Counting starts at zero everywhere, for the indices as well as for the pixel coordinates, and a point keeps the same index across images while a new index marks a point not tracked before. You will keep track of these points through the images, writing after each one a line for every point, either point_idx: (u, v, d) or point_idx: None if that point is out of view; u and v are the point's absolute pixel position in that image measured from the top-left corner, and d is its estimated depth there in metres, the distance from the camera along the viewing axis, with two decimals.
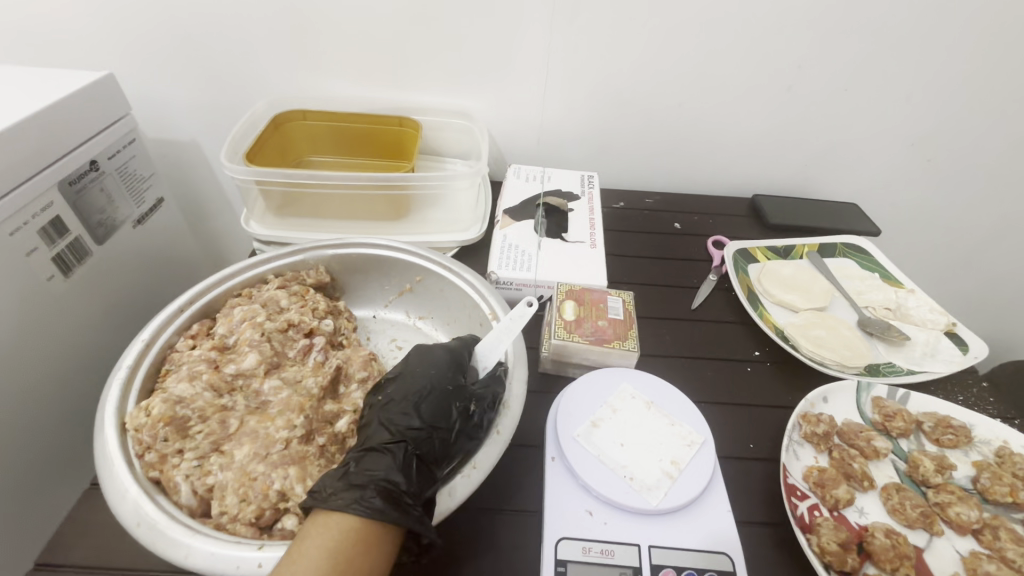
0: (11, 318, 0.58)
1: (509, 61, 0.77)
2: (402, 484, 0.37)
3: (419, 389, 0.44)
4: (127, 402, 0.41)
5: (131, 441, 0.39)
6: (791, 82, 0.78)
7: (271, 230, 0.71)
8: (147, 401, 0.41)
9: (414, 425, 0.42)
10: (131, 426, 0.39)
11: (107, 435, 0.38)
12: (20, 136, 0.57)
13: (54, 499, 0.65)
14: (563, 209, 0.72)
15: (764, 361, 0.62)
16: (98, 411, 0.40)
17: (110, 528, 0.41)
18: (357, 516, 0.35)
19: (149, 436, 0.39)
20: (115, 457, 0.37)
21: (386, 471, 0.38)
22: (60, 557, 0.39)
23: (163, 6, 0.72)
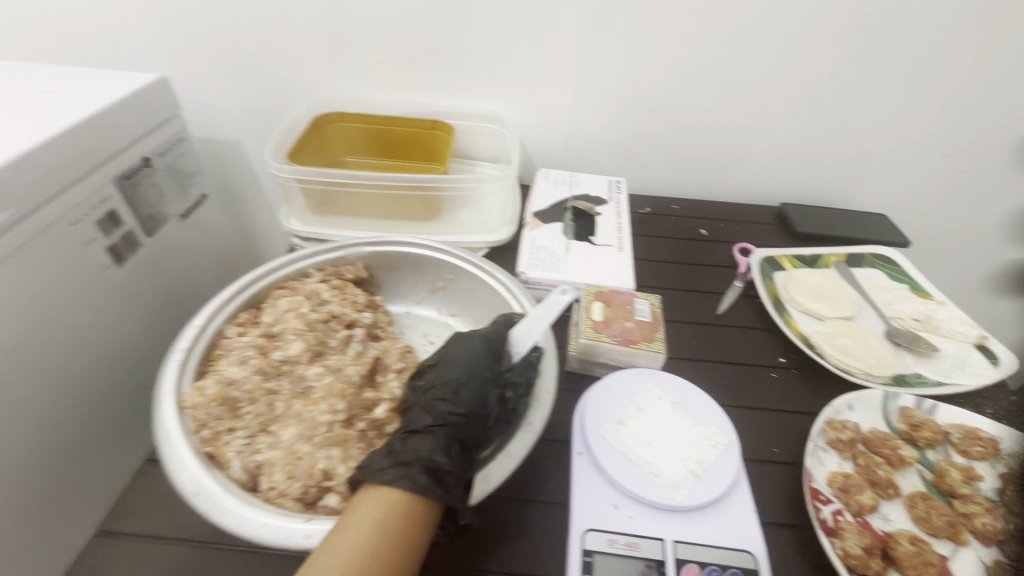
0: (70, 303, 0.62)
1: (541, 67, 0.79)
2: (444, 466, 0.39)
3: (459, 376, 0.46)
4: (183, 381, 0.44)
5: (187, 418, 0.42)
6: (820, 91, 0.78)
7: (309, 227, 0.74)
8: (202, 382, 0.44)
9: (453, 411, 0.43)
10: (188, 404, 0.42)
11: (166, 411, 0.41)
12: (84, 133, 0.61)
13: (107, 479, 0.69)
14: (591, 213, 0.73)
15: (790, 367, 0.62)
16: (156, 388, 0.43)
17: (168, 502, 0.44)
18: (402, 491, 0.37)
19: (204, 413, 0.42)
20: (174, 432, 0.40)
21: (430, 451, 0.40)
22: (121, 525, 0.43)
23: (215, 12, 0.76)
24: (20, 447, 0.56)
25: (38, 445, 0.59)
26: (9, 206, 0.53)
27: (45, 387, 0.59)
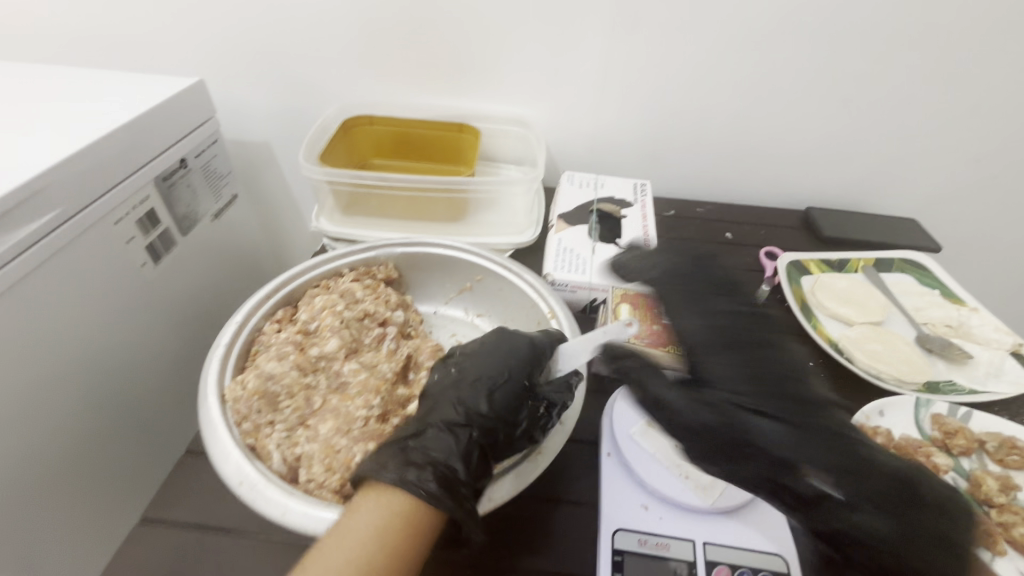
0: (111, 300, 0.64)
1: (566, 70, 0.80)
2: (460, 473, 0.39)
3: (492, 376, 0.46)
4: (226, 375, 0.46)
5: (229, 411, 0.43)
6: (848, 95, 0.78)
7: (338, 227, 0.75)
8: (242, 376, 0.45)
9: (481, 412, 0.44)
10: (230, 397, 0.43)
11: (210, 404, 0.43)
12: (127, 135, 0.64)
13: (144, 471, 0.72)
14: (616, 216, 0.73)
15: (818, 372, 0.62)
16: (201, 382, 0.45)
17: (208, 493, 0.46)
18: (412, 497, 0.37)
19: (245, 406, 0.43)
20: (218, 424, 0.42)
21: (447, 455, 0.40)
22: (164, 514, 0.44)
23: (249, 19, 0.79)
24: (62, 437, 0.59)
25: (80, 435, 0.61)
26: (55, 206, 0.56)
27: (87, 379, 0.61)
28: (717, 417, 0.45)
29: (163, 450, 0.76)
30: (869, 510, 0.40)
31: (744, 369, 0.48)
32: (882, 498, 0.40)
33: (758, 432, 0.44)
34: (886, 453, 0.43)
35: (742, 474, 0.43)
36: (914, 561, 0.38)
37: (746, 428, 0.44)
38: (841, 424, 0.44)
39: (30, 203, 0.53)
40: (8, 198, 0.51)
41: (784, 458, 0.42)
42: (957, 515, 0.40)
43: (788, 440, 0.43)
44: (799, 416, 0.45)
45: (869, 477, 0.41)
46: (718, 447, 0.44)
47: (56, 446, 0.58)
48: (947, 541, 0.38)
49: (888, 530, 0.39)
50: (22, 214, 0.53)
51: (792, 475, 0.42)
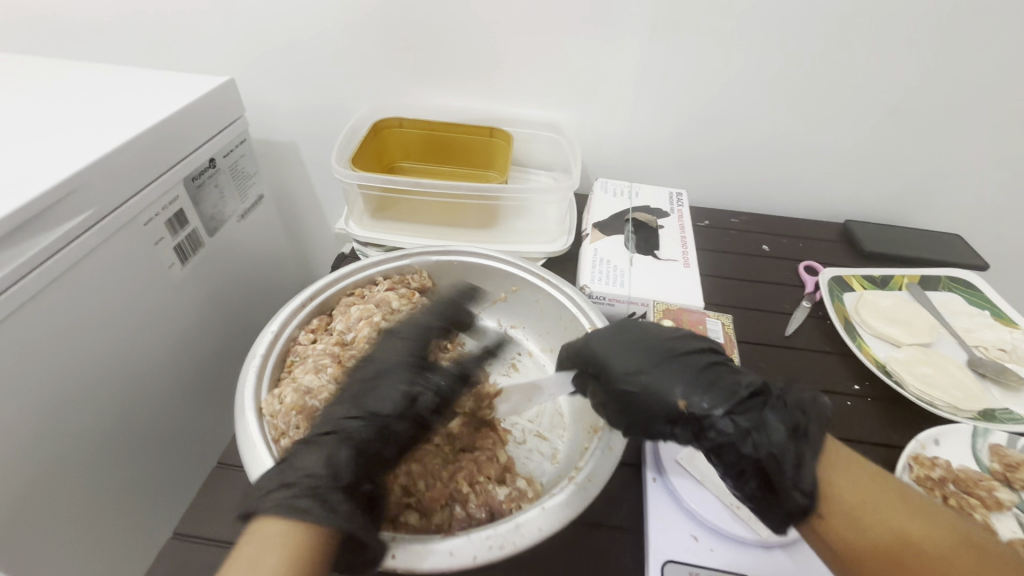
0: (139, 301, 0.63)
1: (601, 75, 0.78)
2: (331, 481, 0.38)
3: (369, 386, 0.44)
4: (262, 388, 0.45)
5: (267, 425, 0.43)
6: (894, 105, 0.75)
7: (368, 232, 0.74)
8: (279, 390, 0.45)
9: (356, 420, 0.42)
10: (268, 411, 0.43)
11: (248, 418, 0.42)
12: (159, 135, 0.63)
13: (169, 476, 0.72)
14: (652, 226, 0.71)
15: (865, 396, 0.59)
16: (238, 395, 0.45)
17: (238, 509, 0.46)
18: (292, 515, 0.35)
19: (283, 422, 0.43)
20: (256, 438, 0.41)
21: (317, 465, 0.38)
22: (198, 530, 0.44)
23: (281, 17, 0.77)
24: (86, 439, 0.58)
25: (103, 438, 0.60)
26: (87, 208, 0.55)
27: (111, 382, 0.60)
28: (609, 378, 0.47)
29: (192, 455, 0.76)
30: (744, 420, 0.42)
31: (622, 331, 0.49)
32: (746, 409, 0.42)
33: (649, 376, 0.45)
34: (745, 373, 0.46)
35: (646, 417, 0.44)
36: (780, 453, 0.40)
37: (642, 383, 0.45)
38: (713, 358, 0.47)
39: (62, 205, 0.52)
40: (41, 201, 0.50)
41: (668, 397, 0.43)
42: (809, 412, 0.43)
43: (664, 376, 0.44)
44: (672, 354, 0.46)
45: (733, 393, 0.43)
46: (624, 401, 0.45)
47: (82, 451, 0.57)
48: (799, 428, 0.42)
49: (759, 429, 0.41)
50: (53, 216, 0.52)
51: (675, 407, 0.43)
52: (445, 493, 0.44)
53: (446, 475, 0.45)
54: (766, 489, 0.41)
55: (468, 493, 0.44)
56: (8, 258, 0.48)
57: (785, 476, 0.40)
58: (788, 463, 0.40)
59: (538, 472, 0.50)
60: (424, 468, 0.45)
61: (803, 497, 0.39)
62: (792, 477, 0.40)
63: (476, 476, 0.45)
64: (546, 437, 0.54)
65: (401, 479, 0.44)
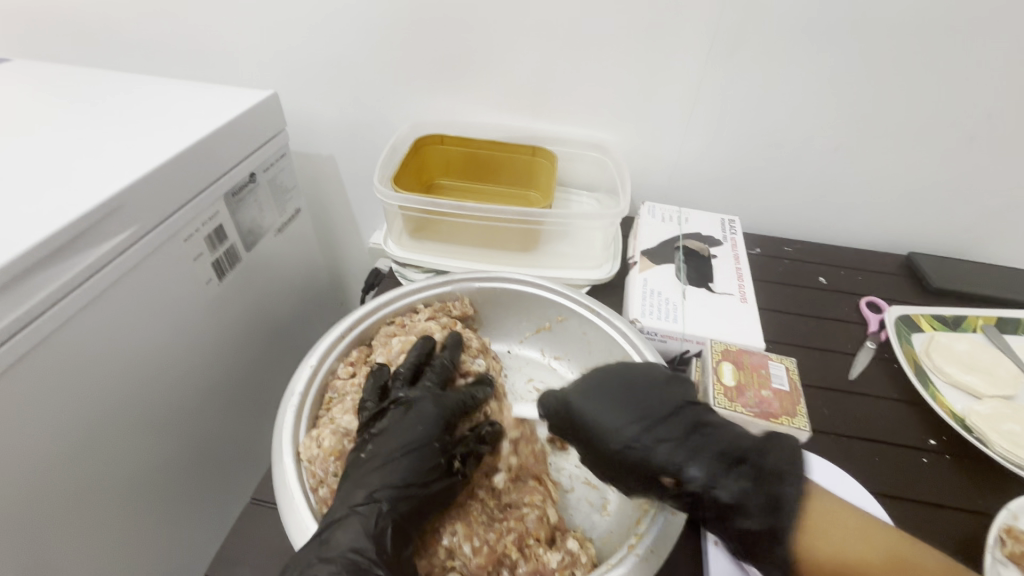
0: (175, 320, 0.62)
1: (652, 96, 0.75)
2: (371, 554, 0.38)
3: (402, 445, 0.44)
4: (299, 430, 0.47)
5: (305, 471, 0.44)
6: (972, 133, 0.70)
7: (407, 253, 0.72)
8: (317, 433, 0.46)
9: (390, 484, 0.42)
10: (306, 456, 0.44)
11: (287, 465, 0.44)
12: (203, 150, 0.62)
13: (203, 493, 0.72)
14: (704, 255, 0.67)
15: (943, 453, 0.54)
16: (276, 437, 0.46)
17: (272, 551, 0.46)
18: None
19: (321, 469, 0.44)
20: (295, 487, 0.43)
21: (355, 539, 0.39)
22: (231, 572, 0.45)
23: (327, 32, 0.77)
24: (116, 459, 0.57)
25: (131, 458, 0.59)
26: (129, 224, 0.54)
27: (140, 403, 0.59)
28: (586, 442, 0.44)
29: (221, 474, 0.75)
30: (724, 491, 0.39)
31: (607, 389, 0.45)
32: (718, 482, 0.40)
33: (625, 440, 0.42)
34: (727, 431, 0.42)
35: (635, 481, 0.43)
36: (757, 528, 0.38)
37: (616, 450, 0.43)
38: (693, 412, 0.43)
39: (105, 223, 0.52)
40: (85, 219, 0.49)
41: (644, 470, 0.42)
42: (788, 477, 0.39)
43: (637, 448, 0.42)
44: (650, 418, 0.43)
45: (709, 465, 0.40)
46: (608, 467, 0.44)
47: (116, 471, 0.57)
48: (775, 503, 0.38)
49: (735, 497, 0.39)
50: (97, 234, 0.51)
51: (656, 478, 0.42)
52: (493, 558, 0.41)
53: (494, 536, 0.43)
54: (744, 552, 0.40)
55: (517, 560, 0.42)
56: (49, 280, 0.47)
57: (766, 551, 0.38)
58: (765, 542, 0.38)
59: (588, 525, 0.49)
60: (470, 529, 0.43)
61: (782, 567, 0.38)
62: (768, 553, 0.38)
63: (525, 537, 0.43)
64: (595, 484, 0.52)
65: (446, 542, 0.43)
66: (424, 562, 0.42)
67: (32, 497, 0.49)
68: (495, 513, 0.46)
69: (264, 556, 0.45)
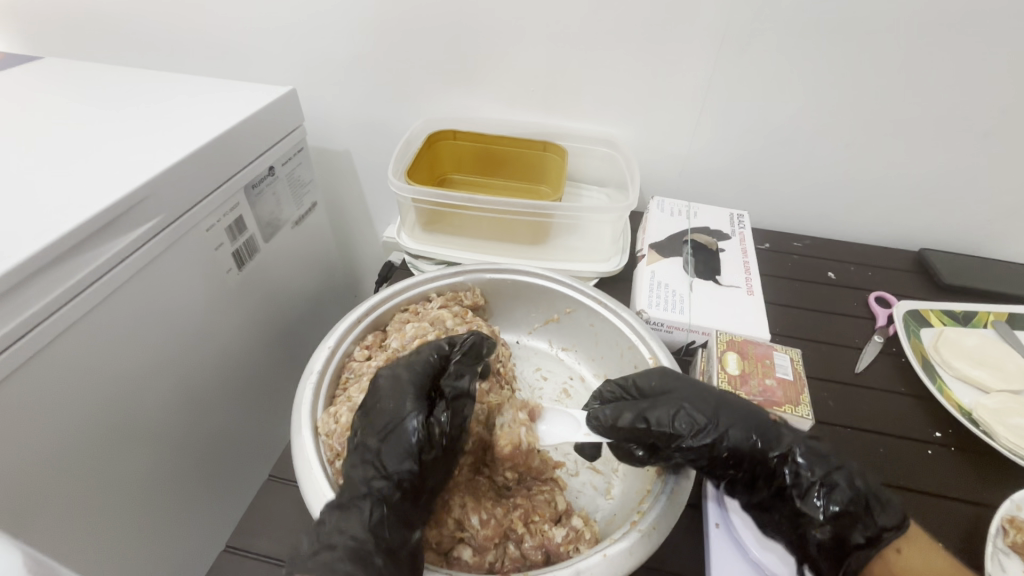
0: (197, 309, 0.65)
1: (662, 92, 0.76)
2: (370, 544, 0.38)
3: (386, 425, 0.43)
4: (317, 407, 0.49)
5: (322, 445, 0.46)
6: (984, 129, 0.70)
7: (421, 245, 0.74)
8: (335, 409, 0.48)
9: (380, 474, 0.42)
10: (324, 431, 0.46)
11: (306, 438, 0.46)
12: (224, 144, 0.64)
13: (219, 479, 0.74)
14: (712, 249, 0.68)
15: (948, 446, 0.55)
16: (296, 413, 0.48)
17: (288, 524, 0.48)
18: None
19: (339, 443, 0.46)
20: (312, 459, 0.45)
21: (358, 529, 0.39)
22: (250, 542, 0.47)
23: (345, 31, 0.79)
24: (139, 439, 0.60)
25: (153, 439, 0.62)
26: (151, 218, 0.56)
27: (163, 386, 0.62)
28: (673, 399, 0.46)
29: (238, 460, 0.78)
30: (831, 467, 0.43)
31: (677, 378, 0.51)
32: (823, 458, 0.44)
33: (723, 398, 0.46)
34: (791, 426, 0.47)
35: (743, 426, 0.45)
36: (856, 508, 0.42)
37: (717, 408, 0.45)
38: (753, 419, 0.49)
39: (127, 216, 0.54)
40: (108, 212, 0.51)
41: (743, 433, 0.44)
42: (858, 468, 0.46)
43: (740, 412, 0.45)
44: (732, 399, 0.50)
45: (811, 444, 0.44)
46: (711, 409, 0.45)
47: (137, 456, 0.60)
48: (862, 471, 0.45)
49: (842, 476, 0.43)
50: (122, 225, 0.54)
51: (756, 445, 0.44)
52: (499, 531, 0.43)
53: (501, 511, 0.45)
54: (862, 508, 0.41)
55: (523, 534, 0.44)
56: (78, 268, 0.50)
57: (875, 509, 0.42)
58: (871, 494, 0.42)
59: (592, 507, 0.50)
60: (478, 503, 0.45)
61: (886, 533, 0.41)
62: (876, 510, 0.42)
63: (531, 515, 0.45)
64: (599, 469, 0.53)
65: (455, 515, 0.44)
66: (434, 532, 0.44)
67: (66, 470, 0.51)
68: (502, 492, 0.48)
69: (282, 530, 0.48)
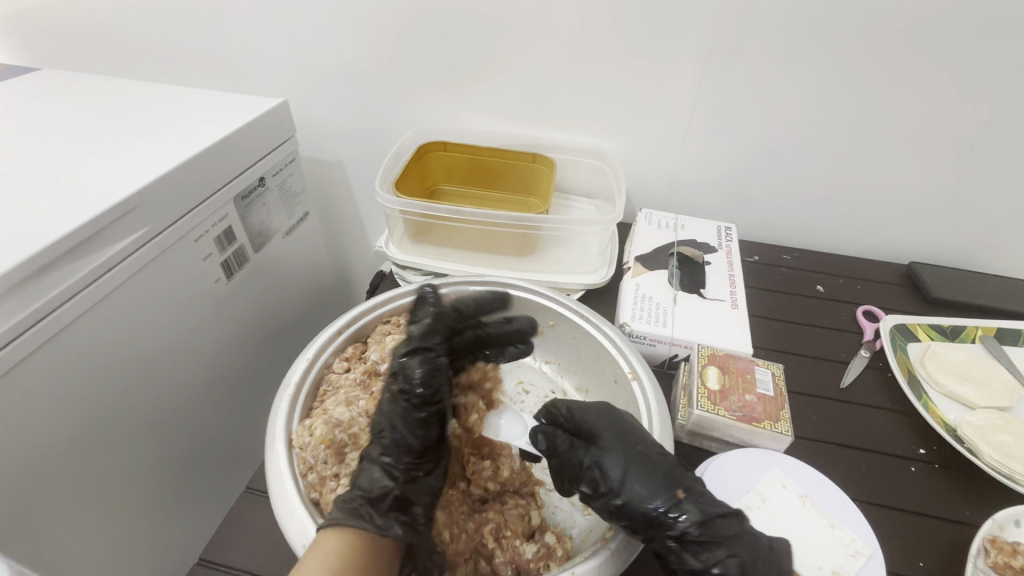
0: (188, 314, 0.66)
1: (649, 105, 0.76)
2: (366, 500, 0.42)
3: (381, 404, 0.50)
4: (293, 419, 0.49)
5: (295, 458, 0.46)
6: (972, 142, 0.70)
7: (408, 256, 0.75)
8: (310, 422, 0.48)
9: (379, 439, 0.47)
10: (298, 443, 0.46)
11: (279, 451, 0.46)
12: (214, 156, 0.65)
13: (205, 485, 0.74)
14: (698, 262, 0.68)
15: (932, 463, 0.54)
16: (270, 424, 0.48)
17: (261, 537, 0.48)
18: (353, 529, 0.40)
19: (312, 456, 0.46)
20: (284, 472, 0.45)
21: (364, 485, 0.44)
22: (221, 556, 0.47)
23: (337, 44, 0.80)
24: (127, 441, 0.60)
25: (141, 442, 0.62)
26: (143, 226, 0.57)
27: (152, 388, 0.62)
28: (595, 449, 0.45)
29: (223, 465, 0.78)
30: (722, 550, 0.39)
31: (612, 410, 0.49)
32: (713, 543, 0.39)
33: (646, 453, 0.44)
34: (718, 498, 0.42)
35: (647, 486, 0.42)
36: None
37: (627, 466, 0.43)
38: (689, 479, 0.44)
39: (120, 222, 0.55)
40: (101, 218, 0.52)
41: (647, 501, 0.41)
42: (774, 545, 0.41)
43: (653, 471, 0.43)
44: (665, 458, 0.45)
45: (715, 522, 0.40)
46: (619, 467, 0.43)
47: (125, 459, 0.60)
48: (769, 547, 0.40)
49: (729, 566, 0.39)
50: (115, 232, 0.54)
51: (655, 515, 0.41)
52: (470, 546, 0.44)
53: (472, 526, 0.46)
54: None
55: (494, 549, 0.44)
56: (73, 272, 0.51)
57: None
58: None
59: (568, 523, 0.50)
60: (450, 518, 0.46)
61: None
62: None
63: (502, 530, 0.45)
64: None
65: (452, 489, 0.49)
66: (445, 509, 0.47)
67: (57, 471, 0.52)
68: (477, 505, 0.49)
69: (255, 543, 0.48)
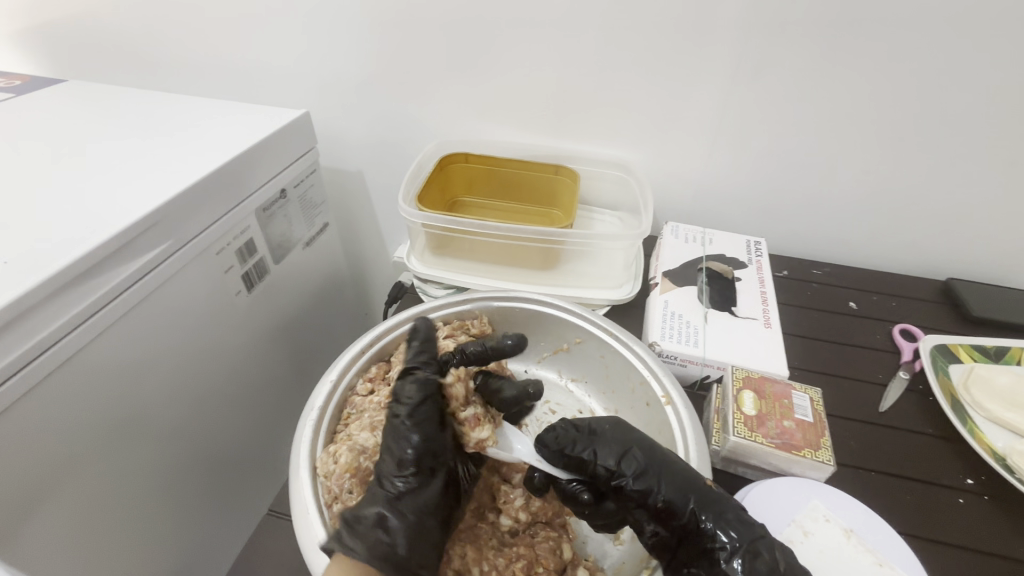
0: (208, 328, 0.65)
1: (674, 117, 0.75)
2: (356, 520, 0.42)
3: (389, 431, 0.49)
4: (317, 445, 0.48)
5: (320, 487, 0.45)
6: (1014, 158, 0.67)
7: (430, 269, 0.73)
8: (335, 448, 0.48)
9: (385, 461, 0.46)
10: (324, 472, 0.46)
11: (304, 478, 0.45)
12: (236, 168, 0.64)
13: (227, 496, 0.74)
14: (728, 277, 0.66)
15: (980, 494, 0.52)
16: (294, 451, 0.47)
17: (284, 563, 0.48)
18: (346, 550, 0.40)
19: (337, 485, 0.45)
20: (310, 500, 0.44)
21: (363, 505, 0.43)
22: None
23: (359, 57, 0.79)
24: (148, 458, 0.60)
25: (162, 458, 0.61)
26: (165, 241, 0.57)
27: (174, 403, 0.62)
28: (617, 445, 0.46)
29: (244, 481, 0.77)
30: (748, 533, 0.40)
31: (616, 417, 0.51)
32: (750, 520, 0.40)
33: (665, 454, 0.45)
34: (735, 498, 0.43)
35: (668, 484, 0.43)
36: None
37: (649, 467, 0.44)
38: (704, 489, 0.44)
39: (143, 238, 0.54)
40: (124, 233, 0.52)
41: (675, 495, 0.42)
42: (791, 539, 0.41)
43: (673, 472, 0.44)
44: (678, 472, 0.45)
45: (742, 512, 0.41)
46: (648, 464, 0.44)
47: (146, 475, 0.60)
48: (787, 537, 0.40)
49: (761, 544, 0.39)
50: (138, 247, 0.54)
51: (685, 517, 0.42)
52: None
53: (503, 562, 0.45)
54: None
55: None
56: (94, 288, 0.50)
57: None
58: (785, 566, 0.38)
59: (600, 554, 0.49)
60: (479, 553, 0.46)
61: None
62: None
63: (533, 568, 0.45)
64: None
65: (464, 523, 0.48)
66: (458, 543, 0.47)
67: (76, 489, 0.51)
68: (506, 538, 0.48)
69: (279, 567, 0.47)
